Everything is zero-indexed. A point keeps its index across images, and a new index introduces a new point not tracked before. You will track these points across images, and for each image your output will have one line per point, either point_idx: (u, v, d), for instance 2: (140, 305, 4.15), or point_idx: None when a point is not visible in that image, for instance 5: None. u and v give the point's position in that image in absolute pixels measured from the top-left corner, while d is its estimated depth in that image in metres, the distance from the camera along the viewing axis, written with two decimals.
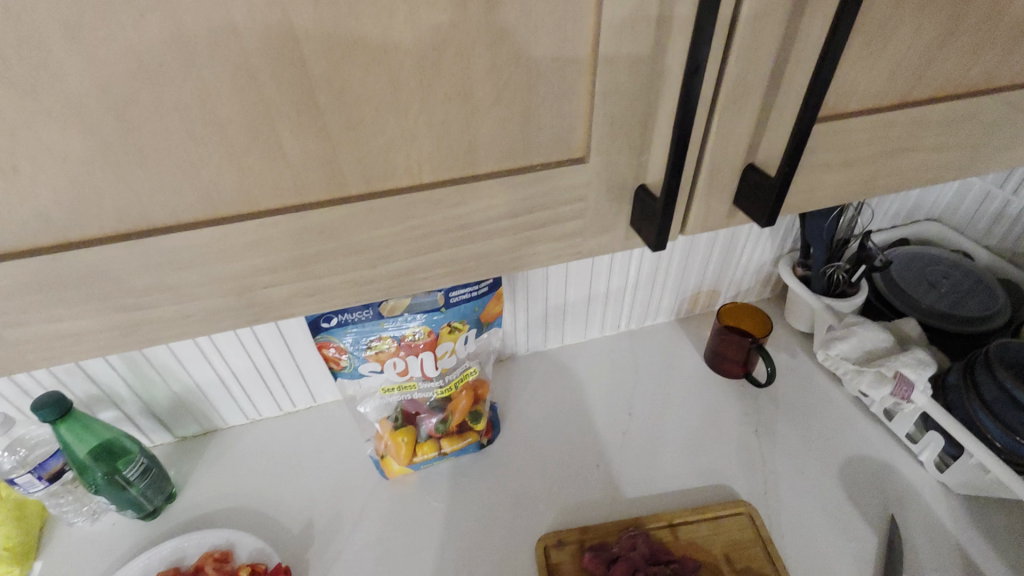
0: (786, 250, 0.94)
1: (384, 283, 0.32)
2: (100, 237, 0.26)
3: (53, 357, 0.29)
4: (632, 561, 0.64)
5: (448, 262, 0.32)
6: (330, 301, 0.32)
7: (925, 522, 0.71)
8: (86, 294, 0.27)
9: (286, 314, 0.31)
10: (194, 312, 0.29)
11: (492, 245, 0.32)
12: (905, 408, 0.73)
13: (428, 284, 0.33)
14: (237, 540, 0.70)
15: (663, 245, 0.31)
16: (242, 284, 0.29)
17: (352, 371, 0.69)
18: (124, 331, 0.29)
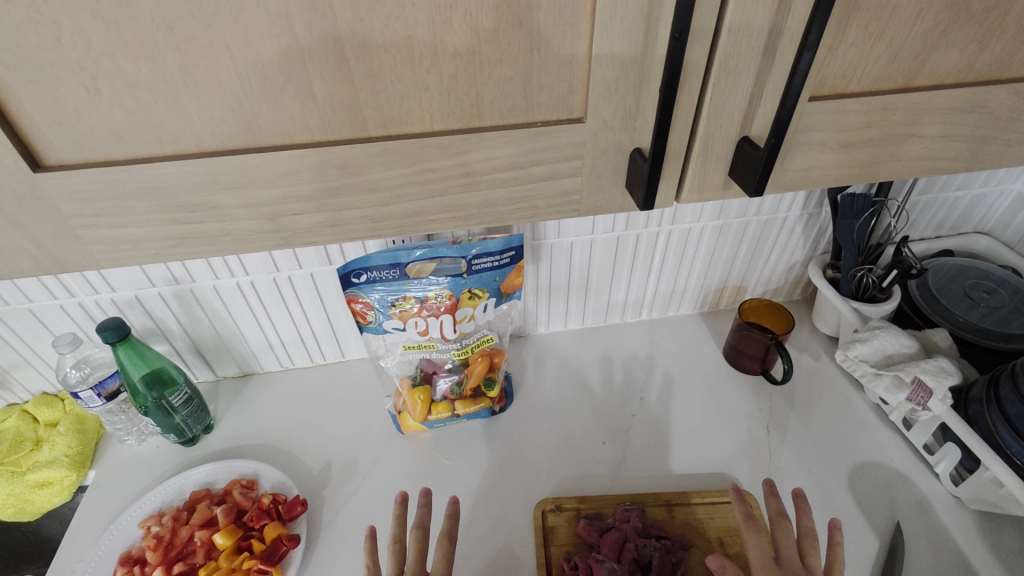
0: (819, 252, 0.92)
1: (396, 221, 0.35)
2: (160, 156, 0.30)
3: (115, 258, 0.34)
4: (623, 531, 0.66)
5: (455, 208, 0.35)
6: (350, 234, 0.36)
7: (932, 535, 0.69)
8: (145, 205, 0.32)
9: (310, 243, 0.36)
10: (232, 231, 0.34)
11: (494, 195, 0.35)
12: (923, 416, 0.72)
13: (436, 228, 0.36)
14: (262, 471, 0.76)
15: (650, 206, 0.35)
16: (274, 210, 0.33)
17: (376, 327, 0.74)
18: (174, 242, 0.34)
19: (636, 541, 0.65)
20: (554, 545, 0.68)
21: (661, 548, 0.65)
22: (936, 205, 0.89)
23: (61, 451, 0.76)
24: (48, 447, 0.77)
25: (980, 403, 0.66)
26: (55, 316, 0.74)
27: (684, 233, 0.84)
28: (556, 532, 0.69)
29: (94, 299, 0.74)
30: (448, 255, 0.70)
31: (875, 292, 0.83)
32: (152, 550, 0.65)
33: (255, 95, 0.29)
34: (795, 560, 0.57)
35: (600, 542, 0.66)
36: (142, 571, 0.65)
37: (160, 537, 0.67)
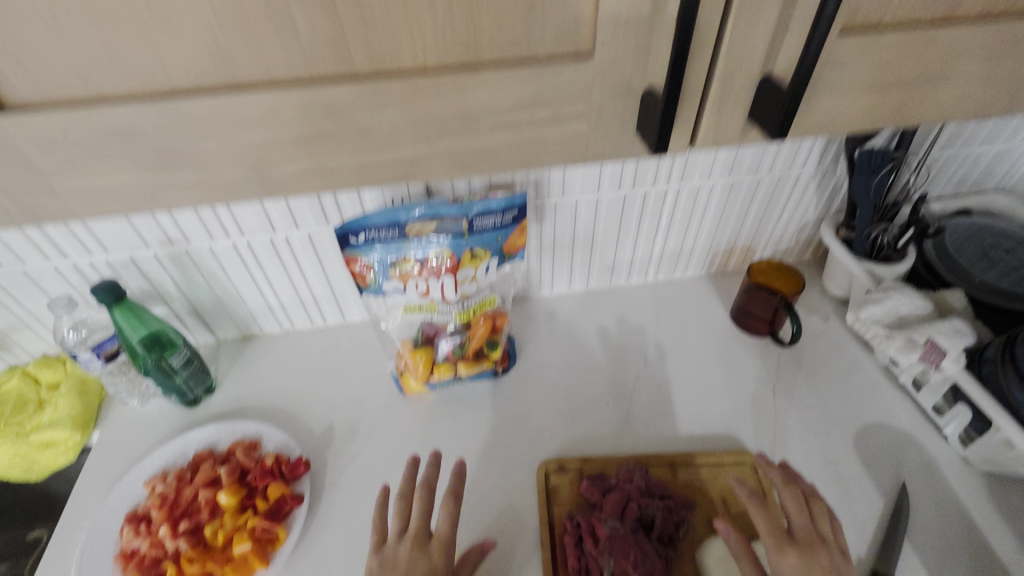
0: (833, 211, 0.89)
1: (389, 170, 0.33)
2: (130, 96, 0.28)
3: (88, 210, 0.32)
4: (626, 491, 0.66)
5: (454, 156, 0.33)
6: (340, 184, 0.34)
7: (938, 496, 0.69)
8: (116, 152, 0.30)
9: (301, 190, 0.33)
10: (213, 182, 0.32)
11: (495, 140, 0.33)
12: (933, 377, 0.70)
13: (433, 177, 0.34)
14: (265, 432, 0.76)
15: (662, 148, 0.33)
16: (256, 159, 0.31)
17: (376, 288, 0.72)
18: (151, 194, 0.32)
19: (639, 500, 0.65)
20: (557, 505, 0.68)
21: (664, 507, 0.64)
22: (957, 161, 0.85)
23: (64, 412, 0.77)
24: (51, 408, 0.77)
25: (995, 364, 0.64)
26: (50, 278, 0.73)
27: (694, 191, 0.81)
28: (558, 492, 0.69)
29: (88, 261, 0.72)
30: (448, 213, 0.68)
31: (890, 252, 0.81)
32: (158, 508, 0.66)
33: (229, 29, 0.27)
34: (810, 531, 0.57)
35: (602, 502, 0.65)
36: (148, 528, 0.65)
37: (165, 497, 0.67)
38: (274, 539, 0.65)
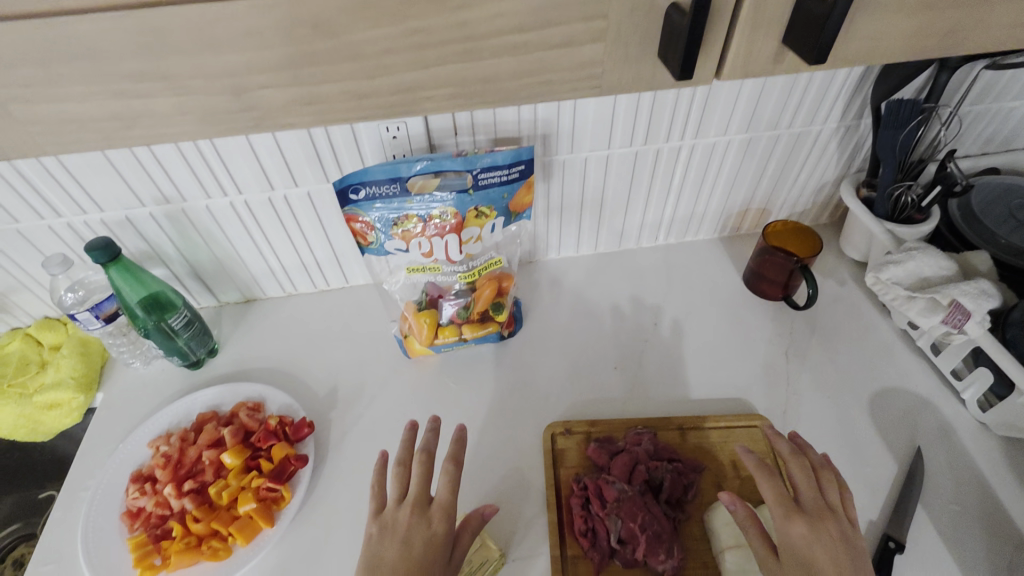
0: (853, 170, 0.86)
1: (385, 98, 0.34)
2: (93, 9, 0.28)
3: (58, 141, 0.33)
4: (634, 454, 0.64)
5: (455, 82, 0.34)
6: (328, 112, 0.35)
7: (954, 460, 0.67)
8: (85, 74, 0.30)
9: (285, 123, 0.34)
10: (189, 110, 0.33)
11: (499, 65, 0.34)
12: (956, 340, 0.68)
13: (432, 106, 0.35)
14: (269, 394, 0.75)
15: (686, 73, 0.34)
16: (236, 83, 0.32)
17: (378, 248, 0.70)
18: (125, 123, 0.33)
19: (648, 463, 0.64)
20: (564, 467, 0.67)
21: (673, 471, 0.63)
22: (988, 117, 0.81)
23: (67, 373, 0.76)
24: (54, 370, 0.76)
25: None
26: (44, 237, 0.71)
27: (709, 147, 0.78)
28: (565, 454, 0.68)
29: (82, 219, 0.70)
30: (452, 168, 0.65)
31: (912, 212, 0.78)
32: (162, 468, 0.65)
33: None
34: (819, 502, 0.55)
35: (611, 464, 0.64)
36: (153, 488, 0.65)
37: (169, 457, 0.67)
38: (279, 499, 0.65)
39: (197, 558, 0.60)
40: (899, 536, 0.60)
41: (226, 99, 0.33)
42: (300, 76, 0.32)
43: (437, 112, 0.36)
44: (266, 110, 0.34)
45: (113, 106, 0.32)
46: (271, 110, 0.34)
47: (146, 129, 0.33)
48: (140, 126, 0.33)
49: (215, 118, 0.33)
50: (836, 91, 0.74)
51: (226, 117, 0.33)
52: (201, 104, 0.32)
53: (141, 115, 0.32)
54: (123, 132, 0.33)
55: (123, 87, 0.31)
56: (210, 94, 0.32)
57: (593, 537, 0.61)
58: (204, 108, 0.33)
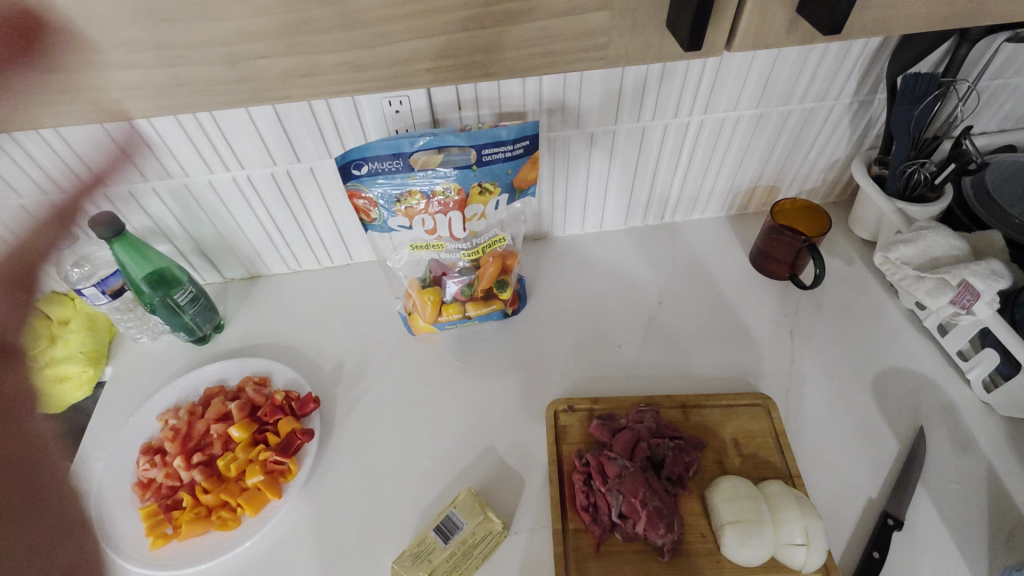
0: (865, 147, 0.84)
1: (384, 71, 0.34)
2: None
3: (54, 113, 0.32)
4: (637, 431, 0.65)
5: (457, 51, 0.34)
6: (328, 83, 0.34)
7: (957, 440, 0.67)
8: (79, 43, 0.29)
9: (281, 94, 0.34)
10: (185, 79, 0.32)
11: (502, 33, 0.33)
12: (963, 320, 0.67)
13: (432, 78, 0.35)
14: (275, 369, 0.76)
15: (694, 46, 0.33)
16: (232, 53, 0.32)
17: (382, 225, 0.69)
18: (121, 95, 0.32)
19: (650, 440, 0.65)
20: (566, 443, 0.68)
21: (674, 447, 0.64)
22: (1009, 92, 0.78)
23: (78, 348, 0.76)
24: (62, 343, 0.77)
25: None
26: None
27: (718, 123, 0.76)
28: (567, 431, 0.69)
29: None
30: (456, 143, 0.64)
31: (924, 190, 0.76)
32: (171, 441, 0.67)
33: None
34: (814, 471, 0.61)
35: (613, 441, 0.65)
36: (163, 460, 0.66)
37: (178, 430, 0.68)
38: (285, 472, 0.66)
39: (207, 527, 0.62)
40: (897, 513, 0.61)
41: (221, 71, 0.32)
42: (293, 48, 0.32)
43: (437, 83, 0.35)
44: (263, 81, 0.33)
45: (108, 78, 0.31)
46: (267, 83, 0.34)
47: (140, 102, 0.33)
48: (134, 98, 0.33)
49: (210, 89, 0.33)
50: (850, 64, 0.72)
51: (221, 88, 0.33)
52: (195, 74, 0.32)
53: (135, 87, 0.32)
54: (118, 103, 0.32)
55: (118, 59, 0.31)
56: (204, 65, 0.32)
57: (594, 511, 0.62)
58: (199, 79, 0.33)
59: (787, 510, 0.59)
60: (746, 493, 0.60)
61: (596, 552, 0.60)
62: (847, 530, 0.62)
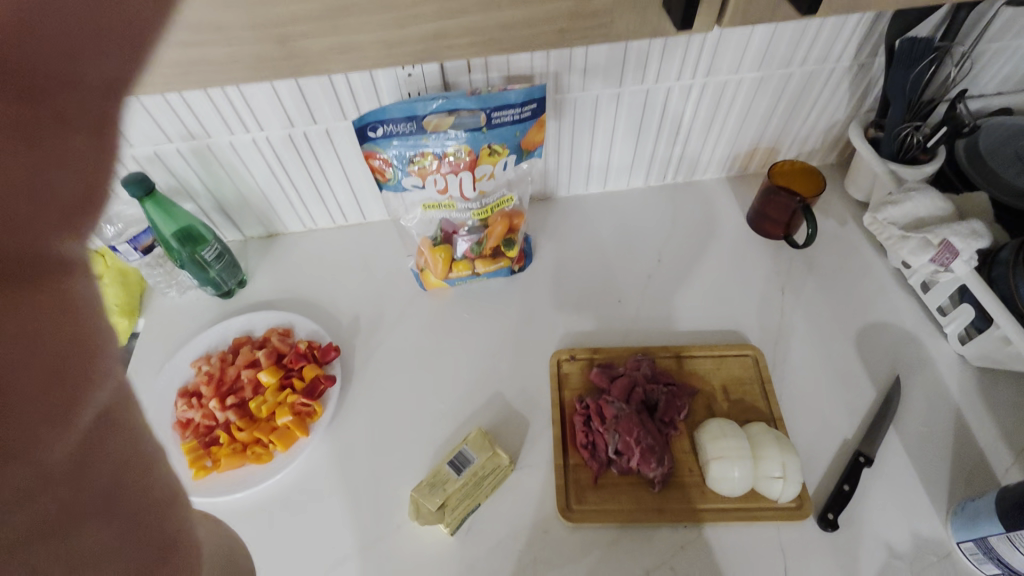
0: (864, 110, 0.86)
1: (411, 45, 0.42)
2: None
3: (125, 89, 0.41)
4: (633, 377, 0.71)
5: (473, 30, 0.42)
6: (364, 58, 0.42)
7: (929, 387, 0.73)
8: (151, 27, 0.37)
9: (321, 67, 0.42)
10: (240, 57, 0.40)
11: (503, 14, 0.41)
12: (943, 277, 0.72)
13: (453, 53, 0.43)
14: (297, 321, 0.81)
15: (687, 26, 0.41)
16: (283, 33, 0.39)
17: (396, 184, 0.73)
18: (182, 71, 0.40)
19: (645, 386, 0.70)
20: (568, 389, 0.74)
21: (667, 393, 0.70)
22: (1009, 55, 0.80)
23: (112, 301, 0.82)
24: None
25: (1006, 265, 0.65)
26: None
27: (720, 85, 0.78)
28: (569, 378, 0.75)
29: None
30: (466, 107, 0.67)
31: (917, 152, 0.79)
32: (206, 385, 0.73)
33: None
34: None
35: (610, 387, 0.70)
36: (199, 402, 0.72)
37: (212, 375, 0.74)
38: (312, 413, 0.72)
39: (243, 460, 0.69)
40: (869, 452, 0.67)
41: (273, 48, 0.40)
42: (336, 28, 0.40)
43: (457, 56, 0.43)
44: (306, 57, 0.41)
45: (170, 57, 0.39)
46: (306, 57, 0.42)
47: (198, 77, 0.41)
48: (194, 74, 0.41)
49: (262, 64, 0.41)
50: (851, 28, 0.73)
51: (271, 62, 0.41)
52: (249, 53, 0.40)
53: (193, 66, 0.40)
54: (178, 77, 0.41)
55: (181, 38, 0.38)
56: (254, 44, 0.40)
57: (592, 449, 0.68)
58: (250, 56, 0.40)
59: (768, 447, 0.65)
60: (732, 433, 0.66)
61: (594, 483, 0.67)
62: (822, 467, 0.68)
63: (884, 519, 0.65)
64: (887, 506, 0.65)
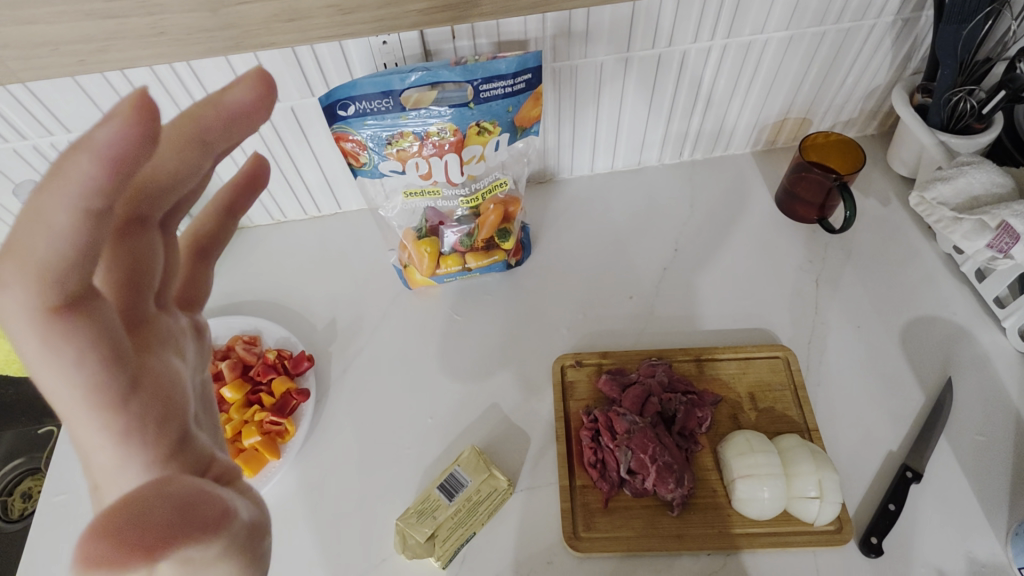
0: (906, 74, 0.75)
1: (363, 15, 0.53)
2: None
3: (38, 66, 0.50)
4: (647, 386, 0.62)
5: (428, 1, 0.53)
6: (311, 24, 0.52)
7: (987, 389, 0.64)
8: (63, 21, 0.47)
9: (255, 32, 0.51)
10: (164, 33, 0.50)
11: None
12: (1002, 265, 0.62)
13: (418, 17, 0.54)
14: (265, 328, 0.72)
15: None
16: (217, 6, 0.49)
17: (372, 170, 0.64)
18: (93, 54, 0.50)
19: (661, 395, 0.62)
20: (574, 400, 0.65)
21: (686, 402, 0.61)
22: None
23: None
24: None
25: None
26: (12, 161, 0.66)
27: (742, 48, 0.68)
28: (575, 387, 0.66)
29: (50, 141, 0.64)
30: (450, 78, 0.57)
31: (970, 122, 0.69)
32: None
33: None
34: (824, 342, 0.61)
35: (622, 397, 0.62)
36: None
37: None
38: (283, 432, 0.63)
39: None
40: (918, 466, 0.59)
41: (206, 20, 0.50)
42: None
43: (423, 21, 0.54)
44: (246, 28, 0.51)
45: (90, 31, 0.48)
46: (254, 27, 0.52)
47: (121, 48, 0.50)
48: (113, 47, 0.50)
49: (191, 38, 0.51)
50: None
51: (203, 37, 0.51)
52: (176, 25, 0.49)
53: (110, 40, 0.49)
54: (98, 51, 0.50)
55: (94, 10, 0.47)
56: (185, 14, 0.49)
57: (602, 468, 0.59)
58: (179, 28, 0.50)
59: (804, 464, 0.57)
60: (761, 448, 0.58)
61: (604, 506, 0.58)
62: (865, 484, 0.60)
63: (939, 545, 0.56)
64: (942, 530, 0.57)
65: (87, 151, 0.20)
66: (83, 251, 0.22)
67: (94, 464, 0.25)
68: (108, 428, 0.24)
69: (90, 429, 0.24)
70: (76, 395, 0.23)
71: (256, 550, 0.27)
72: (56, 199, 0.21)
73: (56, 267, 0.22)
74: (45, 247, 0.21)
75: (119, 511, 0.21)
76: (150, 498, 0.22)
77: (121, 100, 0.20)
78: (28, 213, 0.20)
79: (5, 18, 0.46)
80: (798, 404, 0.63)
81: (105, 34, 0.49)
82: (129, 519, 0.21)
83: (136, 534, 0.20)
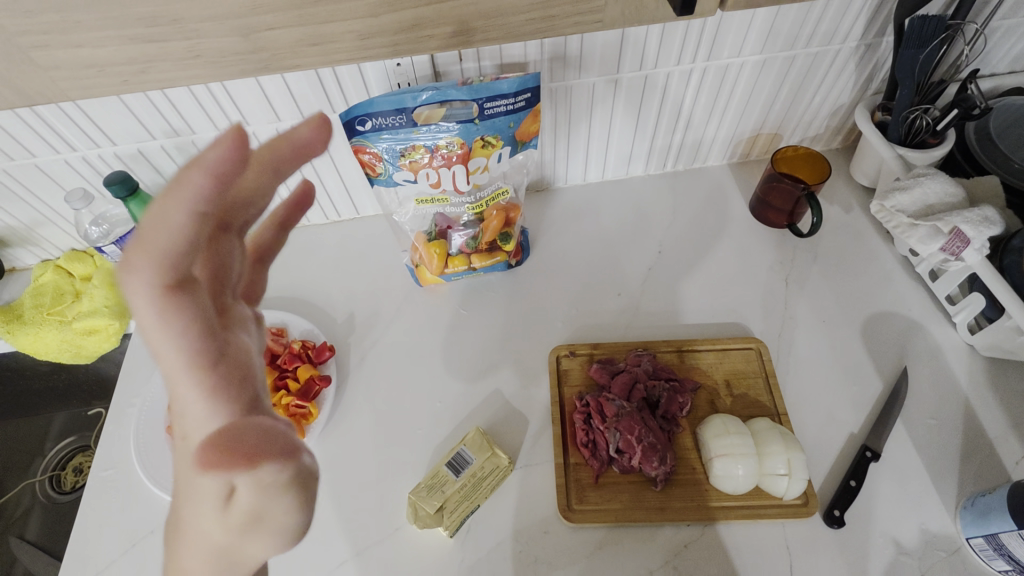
0: (869, 93, 0.83)
1: (384, 39, 0.50)
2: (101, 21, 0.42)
3: (78, 90, 0.47)
4: (634, 374, 0.69)
5: (449, 25, 0.51)
6: (335, 50, 0.50)
7: (938, 378, 0.71)
8: (95, 45, 0.44)
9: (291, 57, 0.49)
10: (200, 55, 0.47)
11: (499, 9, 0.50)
12: (953, 267, 0.70)
13: (435, 43, 0.52)
14: (291, 321, 0.79)
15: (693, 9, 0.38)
16: (247, 29, 0.46)
17: (387, 179, 0.71)
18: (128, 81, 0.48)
19: (646, 382, 0.69)
20: (568, 386, 0.72)
21: (669, 389, 0.68)
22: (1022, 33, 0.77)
23: (101, 302, 0.80)
24: (87, 298, 0.80)
25: None
26: (63, 171, 0.73)
27: (720, 70, 0.75)
28: (569, 374, 0.73)
29: (97, 153, 0.71)
30: (458, 98, 0.65)
31: (925, 136, 0.76)
32: None
33: None
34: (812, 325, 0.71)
35: (611, 384, 0.69)
36: None
37: None
38: (307, 415, 0.71)
39: None
40: (876, 446, 0.66)
41: (238, 43, 0.47)
42: (304, 18, 0.46)
43: (438, 47, 0.53)
44: (275, 52, 0.49)
45: (129, 54, 0.45)
46: (280, 50, 0.49)
47: (157, 73, 0.48)
48: (151, 70, 0.47)
49: (226, 60, 0.48)
50: (858, 7, 0.70)
51: (238, 59, 0.48)
52: (210, 47, 0.46)
53: (150, 63, 0.47)
54: (138, 75, 0.47)
55: (138, 33, 0.44)
56: (221, 39, 0.46)
57: (593, 447, 0.67)
58: (215, 51, 0.47)
59: (773, 444, 0.64)
60: (735, 430, 0.65)
61: (595, 482, 0.66)
62: (828, 461, 0.67)
63: (892, 515, 0.63)
64: (895, 502, 0.64)
65: (198, 167, 0.25)
66: (194, 245, 0.26)
67: (188, 414, 0.30)
68: (197, 379, 0.29)
69: (186, 381, 0.29)
70: (180, 354, 0.28)
71: (311, 484, 0.30)
72: (170, 206, 0.25)
73: (172, 258, 0.26)
74: (164, 241, 0.26)
75: (222, 434, 0.27)
76: (240, 427, 0.28)
77: (227, 131, 0.25)
78: (151, 215, 0.25)
79: (53, 43, 0.43)
80: (769, 391, 0.70)
81: (147, 57, 0.46)
82: (229, 439, 0.27)
83: (236, 448, 0.27)
